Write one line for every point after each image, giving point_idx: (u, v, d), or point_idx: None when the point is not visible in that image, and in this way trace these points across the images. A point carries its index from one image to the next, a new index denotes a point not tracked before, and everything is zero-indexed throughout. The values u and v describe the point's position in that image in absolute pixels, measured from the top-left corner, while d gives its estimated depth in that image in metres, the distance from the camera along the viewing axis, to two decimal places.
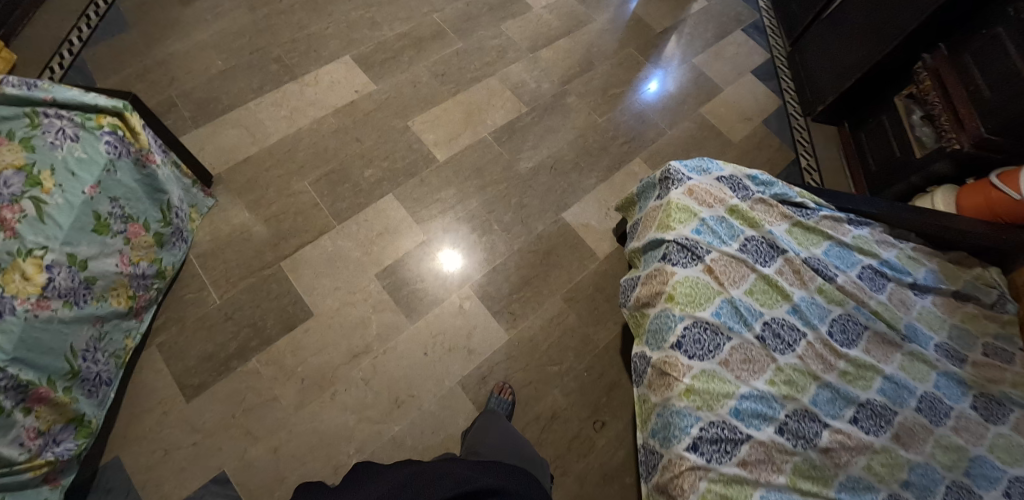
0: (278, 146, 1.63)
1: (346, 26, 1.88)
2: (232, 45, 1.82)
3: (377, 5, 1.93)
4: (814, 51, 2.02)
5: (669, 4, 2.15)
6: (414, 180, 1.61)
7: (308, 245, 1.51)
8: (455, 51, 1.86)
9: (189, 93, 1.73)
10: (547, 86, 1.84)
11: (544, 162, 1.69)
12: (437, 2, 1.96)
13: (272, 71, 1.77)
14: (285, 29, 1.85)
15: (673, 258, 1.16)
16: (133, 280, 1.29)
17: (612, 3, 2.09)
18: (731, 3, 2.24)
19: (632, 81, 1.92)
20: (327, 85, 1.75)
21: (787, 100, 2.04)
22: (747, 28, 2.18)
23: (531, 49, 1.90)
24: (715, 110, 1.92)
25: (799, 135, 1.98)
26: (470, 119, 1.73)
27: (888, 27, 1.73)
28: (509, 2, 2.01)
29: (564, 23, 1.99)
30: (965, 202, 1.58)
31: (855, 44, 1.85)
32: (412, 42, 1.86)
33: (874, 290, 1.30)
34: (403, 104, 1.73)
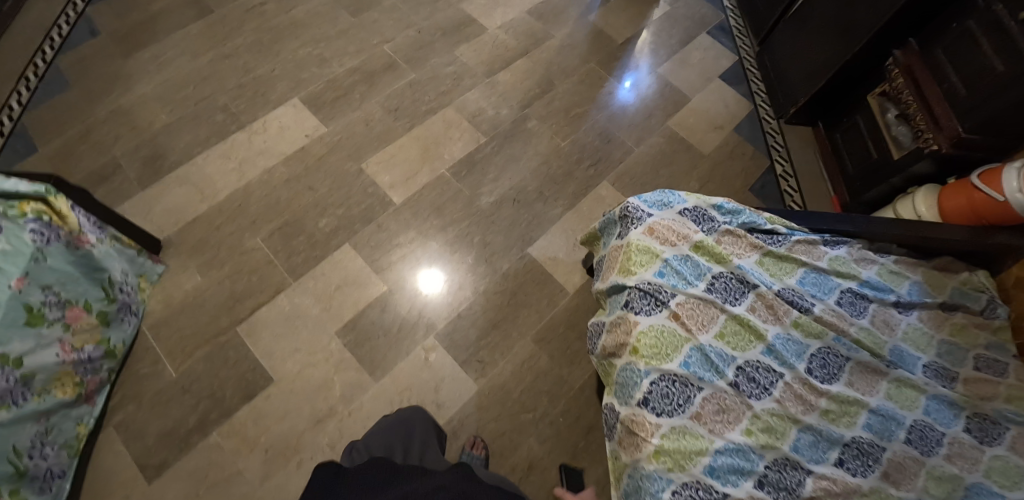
0: (228, 201, 1.57)
1: (294, 66, 1.80)
2: (176, 96, 1.74)
3: (325, 40, 1.86)
4: (783, 51, 1.94)
5: (631, 12, 2.07)
6: (371, 226, 1.54)
7: (264, 306, 1.45)
8: (409, 82, 1.79)
9: (133, 151, 1.65)
10: (506, 111, 1.76)
11: (507, 194, 1.62)
12: (387, 31, 1.89)
13: (219, 121, 1.70)
14: (230, 74, 1.78)
15: (636, 306, 1.10)
16: (78, 366, 1.23)
17: (571, 16, 2.01)
18: (695, 4, 2.16)
19: (596, 98, 1.84)
20: (276, 132, 1.68)
21: (758, 104, 1.97)
22: (713, 30, 2.10)
23: (488, 73, 1.83)
24: (683, 122, 1.85)
25: (772, 140, 1.90)
26: (428, 155, 1.66)
27: (856, 24, 1.66)
28: (463, 25, 1.93)
29: (521, 43, 1.92)
30: (948, 204, 1.50)
31: (823, 42, 1.77)
32: (363, 77, 1.79)
33: (854, 315, 1.24)
34: (356, 145, 1.66)
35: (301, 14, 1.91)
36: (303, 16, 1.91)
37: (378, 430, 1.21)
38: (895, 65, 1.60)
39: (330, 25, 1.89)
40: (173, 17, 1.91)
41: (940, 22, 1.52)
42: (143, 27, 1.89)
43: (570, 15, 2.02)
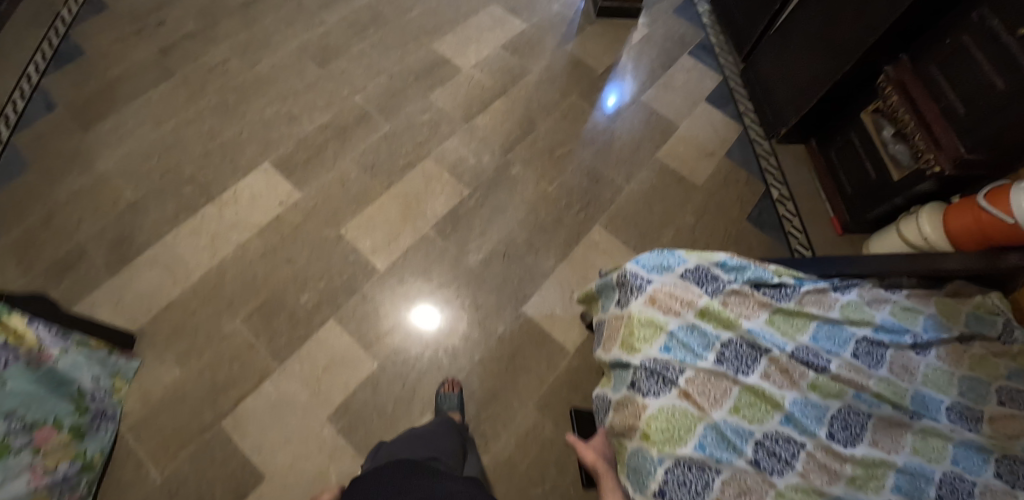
0: (202, 283, 1.48)
1: (261, 126, 1.71)
2: (140, 170, 1.65)
3: (293, 96, 1.77)
4: (769, 69, 1.88)
5: (608, 39, 2.00)
6: (356, 297, 1.46)
7: (249, 395, 1.36)
8: (383, 134, 1.70)
9: (99, 235, 1.56)
10: (488, 158, 1.68)
11: (496, 249, 1.54)
12: (357, 81, 1.80)
13: (187, 194, 1.61)
14: (195, 141, 1.69)
15: (642, 387, 1.03)
16: (52, 489, 1.11)
17: (548, 48, 1.94)
18: (673, 24, 2.09)
19: (580, 134, 1.76)
20: (248, 201, 1.59)
21: (747, 125, 1.90)
22: (694, 50, 2.03)
23: (465, 118, 1.75)
24: (673, 152, 1.78)
25: (766, 162, 1.84)
26: (410, 213, 1.57)
27: (843, 42, 1.58)
28: (435, 67, 1.85)
29: (498, 81, 1.84)
30: (954, 225, 1.46)
31: (811, 60, 1.71)
32: (336, 132, 1.70)
33: (871, 366, 1.17)
34: (333, 209, 1.57)
35: (265, 69, 1.82)
36: (267, 72, 1.82)
37: (402, 436, 1.12)
38: (887, 82, 1.53)
39: (297, 79, 1.80)
40: (132, 84, 1.81)
41: (932, 35, 1.45)
42: (100, 97, 1.79)
43: (547, 46, 1.94)
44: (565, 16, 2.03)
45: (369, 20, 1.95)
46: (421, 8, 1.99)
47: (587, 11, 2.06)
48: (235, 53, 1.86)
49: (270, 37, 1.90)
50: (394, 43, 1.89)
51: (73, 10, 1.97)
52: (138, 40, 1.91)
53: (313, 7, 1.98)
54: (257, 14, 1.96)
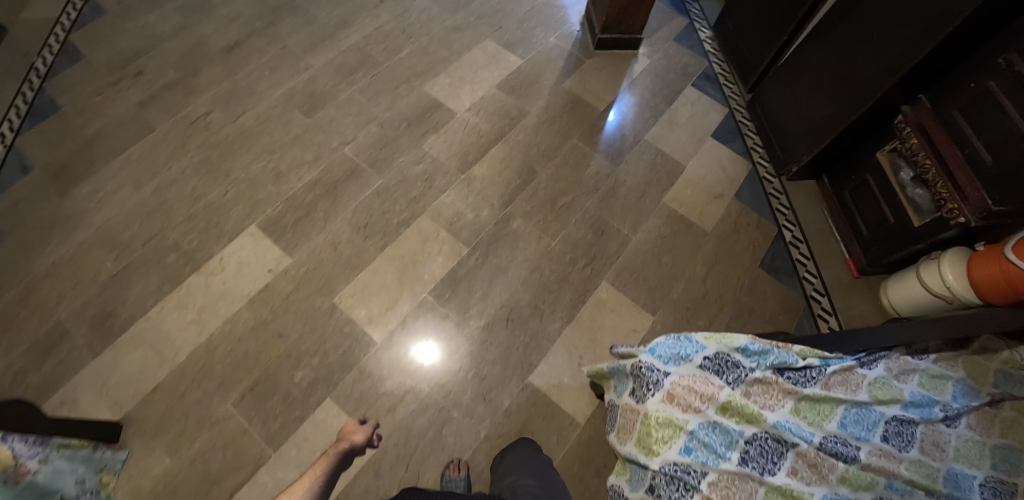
0: (191, 362, 1.41)
1: (247, 185, 1.63)
2: (122, 238, 1.57)
3: (279, 150, 1.68)
4: (778, 102, 1.80)
5: (608, 73, 1.91)
6: (353, 373, 1.39)
7: (244, 486, 1.28)
8: (376, 190, 1.62)
9: (80, 311, 1.48)
10: (487, 212, 1.59)
11: (498, 313, 1.47)
12: (346, 130, 1.71)
13: (171, 263, 1.53)
14: (179, 204, 1.61)
15: (662, 494, 0.96)
16: None
17: (546, 85, 1.85)
18: (675, 53, 2.00)
19: (583, 181, 1.67)
20: (236, 269, 1.51)
21: (755, 161, 1.82)
22: (698, 81, 1.95)
23: (461, 168, 1.66)
24: (680, 196, 1.70)
25: (777, 202, 1.76)
26: (407, 277, 1.49)
27: (859, 83, 1.51)
28: (428, 112, 1.76)
29: (494, 124, 1.75)
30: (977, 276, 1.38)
31: (823, 97, 1.63)
32: (326, 189, 1.61)
33: (901, 448, 1.09)
34: (326, 276, 1.50)
35: (250, 120, 1.74)
36: (252, 124, 1.73)
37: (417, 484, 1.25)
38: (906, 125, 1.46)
39: (283, 130, 1.72)
40: (111, 142, 1.73)
41: (955, 78, 1.36)
42: (77, 157, 1.70)
43: (544, 83, 1.85)
44: (562, 49, 1.95)
45: (357, 61, 1.86)
46: (411, 47, 1.90)
47: (585, 43, 1.98)
48: (218, 104, 1.77)
49: (254, 85, 1.81)
50: (384, 87, 1.80)
51: (48, 61, 1.88)
52: (117, 92, 1.82)
53: (298, 50, 1.89)
54: (240, 59, 1.87)
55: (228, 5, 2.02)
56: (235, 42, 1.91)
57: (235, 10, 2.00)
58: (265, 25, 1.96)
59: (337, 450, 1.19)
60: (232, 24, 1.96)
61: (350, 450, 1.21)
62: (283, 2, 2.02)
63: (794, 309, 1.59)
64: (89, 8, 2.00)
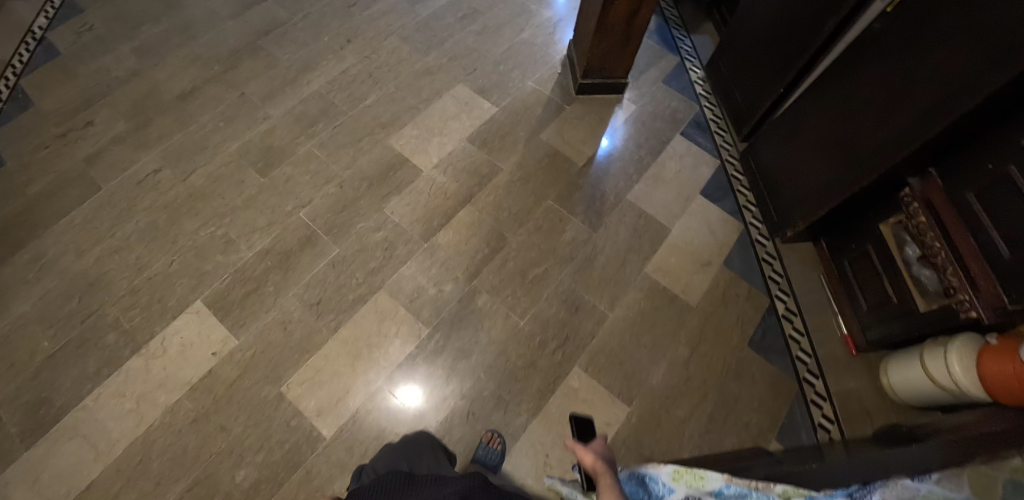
0: (126, 458, 1.29)
1: (194, 254, 1.51)
2: (60, 313, 1.46)
3: (230, 214, 1.56)
4: (774, 158, 1.65)
5: (590, 121, 1.76)
6: (299, 473, 1.27)
7: None
8: (331, 261, 1.49)
9: (12, 397, 1.35)
10: (449, 287, 1.47)
11: (459, 404, 1.34)
12: (303, 191, 1.59)
13: (110, 344, 1.42)
14: (122, 275, 1.50)
15: None
16: None
17: (521, 137, 1.71)
18: (664, 97, 1.85)
19: (557, 248, 1.54)
20: (178, 352, 1.40)
21: (748, 222, 1.68)
22: (688, 129, 1.80)
23: (424, 235, 1.53)
24: (664, 264, 1.56)
25: (770, 268, 1.62)
26: (362, 362, 1.38)
27: (862, 151, 1.36)
28: (392, 170, 1.63)
29: (463, 184, 1.61)
30: (985, 359, 1.26)
31: (823, 159, 1.48)
32: (277, 259, 1.49)
33: None
34: (274, 361, 1.38)
35: (201, 180, 1.62)
36: (203, 183, 1.61)
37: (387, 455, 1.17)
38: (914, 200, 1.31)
39: (235, 192, 1.59)
40: (54, 203, 1.61)
41: (970, 153, 1.21)
42: (16, 219, 1.57)
43: (520, 135, 1.71)
44: (541, 95, 1.80)
45: (318, 111, 1.73)
46: (377, 94, 1.77)
47: (565, 87, 1.83)
48: (168, 161, 1.66)
49: (208, 139, 1.69)
50: (346, 140, 1.67)
51: None
52: (64, 146, 1.70)
53: (256, 98, 1.76)
54: (195, 109, 1.75)
55: (186, 45, 1.89)
56: (190, 89, 1.79)
57: (193, 52, 1.87)
58: (223, 69, 1.83)
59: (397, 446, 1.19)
60: (189, 69, 1.83)
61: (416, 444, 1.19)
62: (244, 42, 1.89)
63: (786, 395, 1.45)
64: (41, 49, 1.88)
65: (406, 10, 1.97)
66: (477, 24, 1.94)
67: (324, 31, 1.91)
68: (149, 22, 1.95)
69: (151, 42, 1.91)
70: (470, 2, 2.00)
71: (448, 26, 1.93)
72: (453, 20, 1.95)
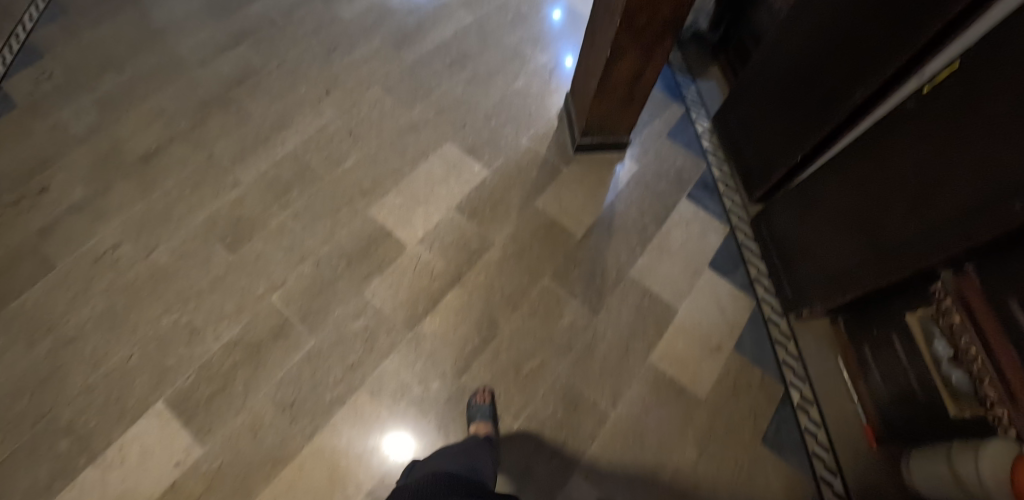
0: None
1: (156, 346, 1.38)
2: (5, 415, 1.29)
3: (196, 298, 1.42)
4: (789, 230, 1.51)
5: (589, 184, 1.63)
6: None
7: None
8: (307, 354, 1.36)
9: None
10: (437, 383, 1.34)
11: None
12: (275, 271, 1.45)
13: (62, 451, 1.27)
14: (76, 370, 1.35)
15: None
16: None
17: (515, 204, 1.57)
18: (668, 154, 1.73)
19: (554, 335, 1.41)
20: (138, 462, 1.26)
21: (759, 297, 1.56)
22: (695, 192, 1.68)
23: (409, 322, 1.40)
24: (669, 351, 1.44)
25: (783, 350, 1.50)
26: (341, 473, 1.25)
27: (889, 242, 1.22)
28: (373, 245, 1.48)
29: (451, 261, 1.47)
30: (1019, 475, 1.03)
31: (843, 242, 1.34)
32: (247, 353, 1.36)
33: None
34: (243, 472, 1.25)
35: (164, 257, 1.47)
36: (167, 261, 1.47)
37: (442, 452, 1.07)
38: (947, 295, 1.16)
39: (202, 271, 1.45)
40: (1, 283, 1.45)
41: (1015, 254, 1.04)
42: None
43: (513, 202, 1.57)
44: (537, 154, 1.66)
45: (292, 176, 1.58)
46: (358, 155, 1.62)
47: (562, 144, 1.69)
48: (128, 234, 1.51)
49: (172, 209, 1.54)
50: (323, 210, 1.53)
51: None
52: (15, 215, 1.54)
53: (226, 160, 1.61)
54: (159, 173, 1.60)
55: (151, 97, 1.74)
56: (154, 149, 1.64)
57: (159, 105, 1.72)
58: (190, 125, 1.68)
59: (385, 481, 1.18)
60: (153, 125, 1.68)
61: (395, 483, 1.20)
62: (214, 94, 1.74)
63: None
64: None
65: (390, 56, 1.82)
66: (467, 72, 1.81)
67: (301, 80, 1.76)
68: (112, 69, 1.80)
69: (113, 93, 1.75)
70: (459, 46, 1.86)
71: (435, 74, 1.79)
72: (441, 67, 1.81)
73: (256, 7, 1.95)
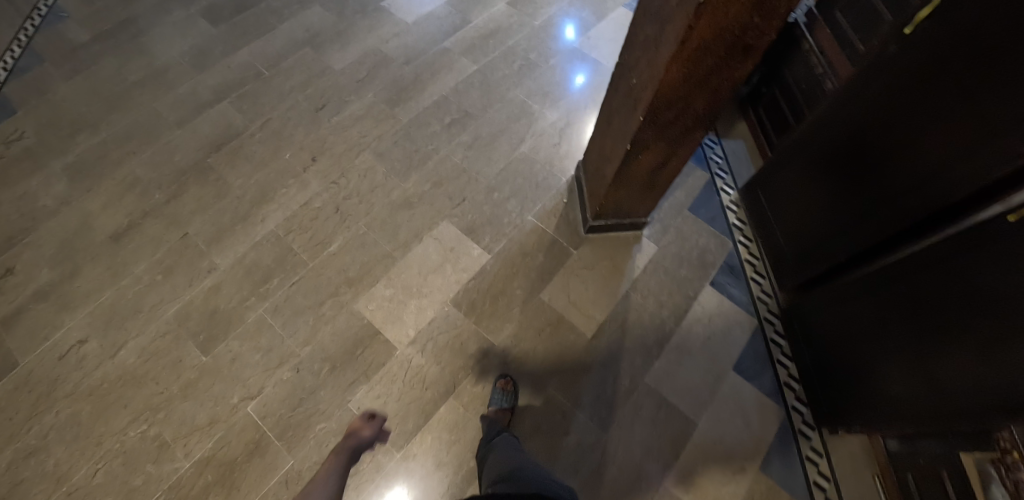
0: None
1: (122, 462, 1.24)
2: None
3: (165, 407, 1.29)
4: (826, 334, 1.32)
5: (601, 271, 1.47)
6: None
7: None
8: (285, 477, 1.22)
9: None
10: None
11: None
12: (251, 376, 1.32)
13: None
14: (35, 489, 1.21)
15: None
16: None
17: (518, 297, 1.41)
18: (689, 232, 1.56)
19: (560, 455, 1.26)
20: None
21: (789, 404, 1.39)
22: (719, 277, 1.51)
23: (398, 439, 1.25)
24: (689, 473, 1.28)
25: (813, 468, 1.32)
26: None
27: (955, 381, 1.02)
28: (360, 346, 1.34)
29: (446, 365, 1.33)
30: None
31: (893, 366, 1.15)
32: (220, 473, 1.23)
33: None
34: None
35: (133, 357, 1.35)
36: (135, 363, 1.34)
37: None
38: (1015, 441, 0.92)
39: (172, 375, 1.32)
40: None
41: None
42: None
43: (516, 293, 1.41)
44: (544, 233, 1.49)
45: (272, 261, 1.43)
46: (344, 236, 1.46)
47: (572, 223, 1.52)
48: (96, 328, 1.38)
49: (143, 299, 1.41)
50: (305, 305, 1.38)
51: None
52: None
53: (202, 240, 1.47)
54: (130, 255, 1.46)
55: (126, 163, 1.60)
56: (126, 227, 1.50)
57: (133, 173, 1.58)
58: (165, 198, 1.54)
59: (342, 450, 1.14)
60: (126, 197, 1.54)
61: (356, 447, 1.15)
62: (192, 160, 1.59)
63: None
64: None
65: (383, 114, 1.66)
66: (468, 133, 1.64)
67: (285, 145, 1.60)
68: (86, 129, 1.66)
69: (87, 158, 1.62)
70: (460, 102, 1.69)
71: (433, 135, 1.62)
72: (439, 128, 1.64)
73: (240, 56, 1.79)
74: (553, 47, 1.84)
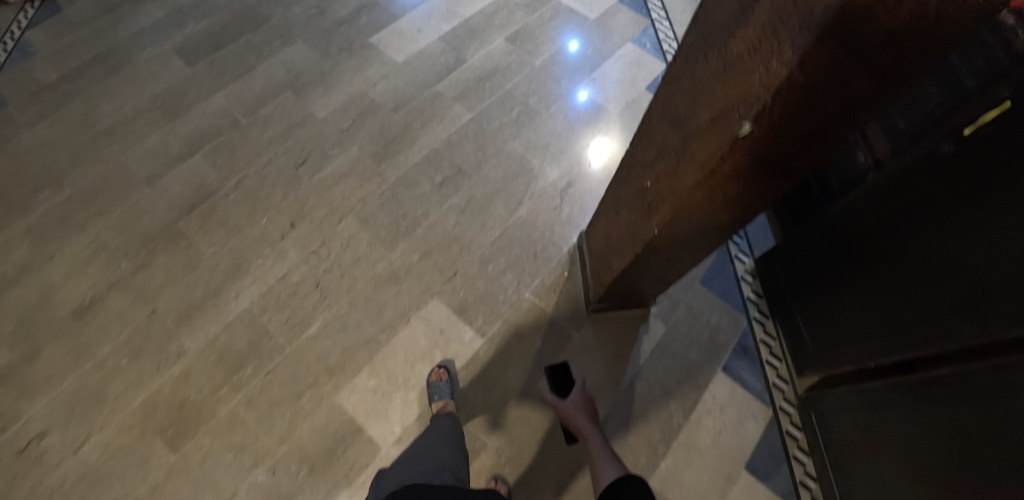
0: None
1: None
2: None
3: None
4: (848, 436, 1.19)
5: (603, 357, 1.36)
6: None
7: None
8: None
9: None
10: None
11: None
12: (223, 478, 1.20)
13: None
14: None
15: None
16: None
17: (512, 389, 1.30)
18: (699, 310, 1.46)
19: None
20: None
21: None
22: (731, 360, 1.40)
23: None
24: None
25: None
26: None
27: None
28: (341, 445, 1.23)
29: None
30: None
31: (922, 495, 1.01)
32: None
33: None
34: None
35: (95, 455, 1.21)
36: (99, 460, 1.21)
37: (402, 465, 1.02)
38: None
39: (138, 476, 1.20)
40: None
41: None
42: None
43: (511, 383, 1.30)
44: (542, 313, 1.38)
45: (246, 346, 1.32)
46: (324, 317, 1.35)
47: (574, 301, 1.40)
48: (56, 420, 1.24)
49: (106, 388, 1.28)
50: (281, 396, 1.27)
51: None
52: None
53: (171, 319, 1.36)
54: (94, 334, 1.34)
55: (91, 226, 1.47)
56: (88, 302, 1.38)
57: (98, 238, 1.46)
58: (132, 268, 1.42)
59: None
60: (90, 267, 1.42)
61: None
62: (162, 225, 1.47)
63: None
64: None
65: (369, 172, 1.53)
66: (461, 195, 1.50)
67: (262, 207, 1.48)
68: (49, 185, 1.52)
69: (48, 220, 1.48)
70: (452, 157, 1.56)
71: (422, 197, 1.50)
72: (429, 188, 1.51)
73: (216, 101, 1.65)
74: (555, 90, 1.70)
